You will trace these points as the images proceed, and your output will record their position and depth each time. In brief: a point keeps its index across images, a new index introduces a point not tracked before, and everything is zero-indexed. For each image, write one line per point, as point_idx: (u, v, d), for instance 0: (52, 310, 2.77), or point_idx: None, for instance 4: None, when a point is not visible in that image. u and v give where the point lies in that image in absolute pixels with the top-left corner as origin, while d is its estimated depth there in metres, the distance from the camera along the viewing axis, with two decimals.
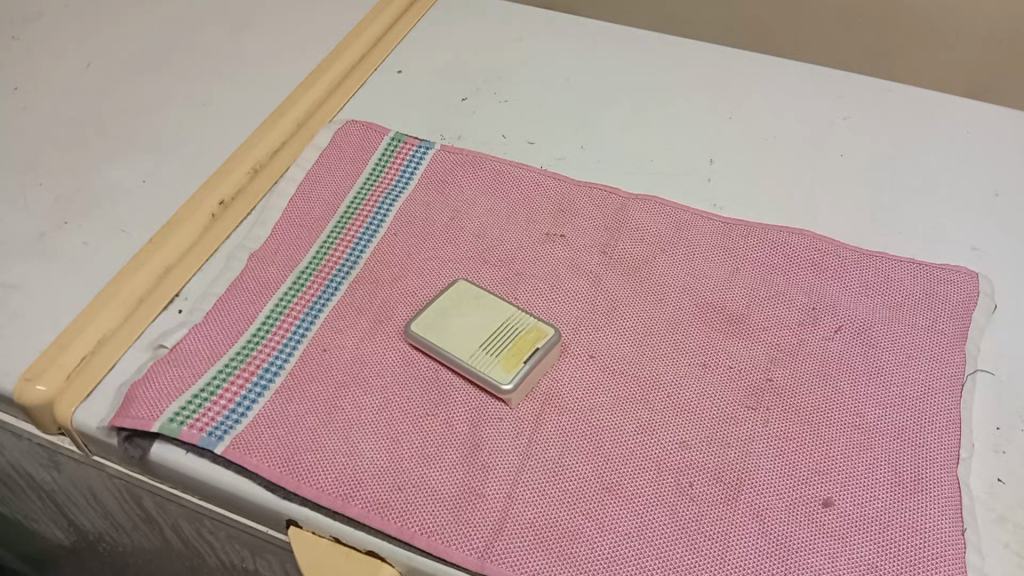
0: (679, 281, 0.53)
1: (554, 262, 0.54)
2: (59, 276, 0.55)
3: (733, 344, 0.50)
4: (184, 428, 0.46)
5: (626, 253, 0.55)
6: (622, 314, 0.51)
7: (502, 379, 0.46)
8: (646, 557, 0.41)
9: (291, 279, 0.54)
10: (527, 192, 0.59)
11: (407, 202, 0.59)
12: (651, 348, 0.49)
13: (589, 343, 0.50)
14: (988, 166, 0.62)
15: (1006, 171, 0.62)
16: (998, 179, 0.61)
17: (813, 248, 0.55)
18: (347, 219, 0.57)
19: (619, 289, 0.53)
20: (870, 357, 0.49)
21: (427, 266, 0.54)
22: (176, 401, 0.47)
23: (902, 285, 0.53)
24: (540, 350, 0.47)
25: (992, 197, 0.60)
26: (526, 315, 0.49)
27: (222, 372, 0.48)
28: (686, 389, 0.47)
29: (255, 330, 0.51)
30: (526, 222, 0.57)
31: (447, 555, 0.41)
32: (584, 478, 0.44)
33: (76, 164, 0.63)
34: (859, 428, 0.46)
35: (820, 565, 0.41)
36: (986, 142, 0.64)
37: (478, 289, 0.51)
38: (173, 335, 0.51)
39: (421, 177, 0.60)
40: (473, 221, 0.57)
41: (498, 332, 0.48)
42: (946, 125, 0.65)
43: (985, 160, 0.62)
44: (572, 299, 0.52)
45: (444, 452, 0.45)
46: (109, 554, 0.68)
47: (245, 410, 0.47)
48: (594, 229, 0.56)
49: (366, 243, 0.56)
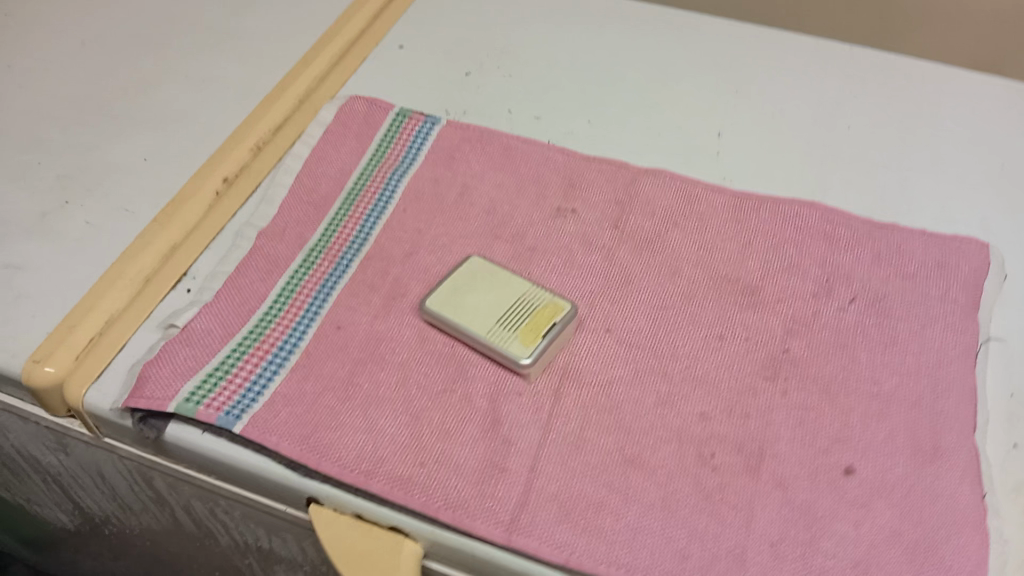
0: (692, 254, 0.53)
1: (566, 237, 0.54)
2: (64, 256, 0.55)
3: (749, 315, 0.50)
4: (200, 407, 0.45)
5: (637, 226, 0.55)
6: (636, 288, 0.51)
7: (519, 356, 0.46)
8: (672, 527, 0.41)
9: (301, 257, 0.53)
10: (536, 167, 0.59)
11: (416, 178, 0.58)
12: (667, 321, 0.49)
13: (605, 317, 0.50)
14: (992, 141, 0.62)
15: (1009, 145, 0.62)
16: (1004, 153, 0.61)
17: (824, 220, 0.55)
18: (356, 197, 0.57)
19: (632, 263, 0.53)
20: (885, 327, 0.49)
21: (439, 242, 0.54)
22: (190, 381, 0.46)
23: (915, 256, 0.53)
24: (558, 324, 0.47)
25: (997, 170, 0.60)
26: (542, 290, 0.49)
27: (236, 351, 0.48)
28: (704, 362, 0.47)
29: (268, 308, 0.50)
30: (536, 198, 0.57)
31: (472, 529, 0.41)
32: (606, 451, 0.44)
33: (74, 142, 0.62)
34: (876, 396, 0.46)
35: (844, 531, 0.41)
36: (989, 118, 0.64)
37: (494, 264, 0.51)
38: (183, 315, 0.51)
39: (428, 153, 0.60)
40: (483, 197, 0.57)
41: (513, 307, 0.48)
42: (950, 100, 0.65)
43: (992, 136, 0.62)
44: (585, 274, 0.52)
45: (463, 428, 0.45)
46: (115, 537, 0.68)
47: (261, 389, 0.46)
48: (605, 203, 0.56)
49: (375, 220, 0.55)
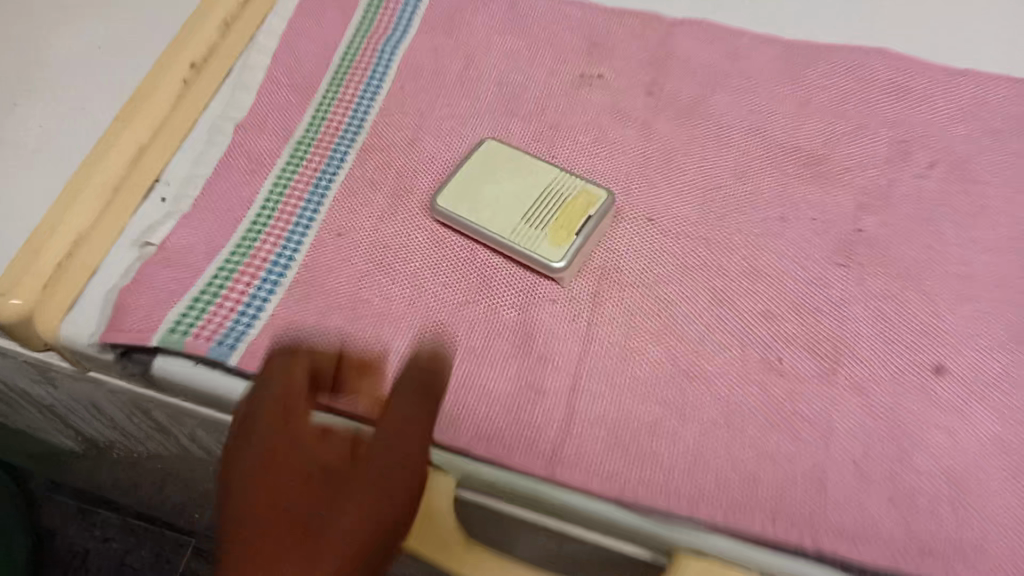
0: (742, 121, 0.45)
1: (592, 110, 0.47)
2: (18, 169, 0.48)
3: (813, 191, 0.43)
4: (189, 338, 0.39)
5: (675, 91, 0.47)
6: (679, 166, 0.44)
7: (548, 258, 0.40)
8: (738, 449, 0.36)
9: (288, 151, 0.46)
10: (551, 26, 0.50)
11: (412, 49, 0.50)
12: (718, 204, 0.43)
13: (646, 202, 0.43)
14: None
15: None
16: None
17: (895, 67, 0.47)
18: (345, 75, 0.49)
19: (672, 137, 0.45)
20: (972, 195, 0.42)
21: (446, 125, 0.46)
22: (175, 307, 0.40)
23: (1003, 106, 0.45)
24: (593, 219, 0.41)
25: None
26: (571, 179, 0.42)
27: (223, 270, 0.42)
28: (764, 251, 0.41)
29: (253, 218, 0.43)
30: (553, 64, 0.48)
31: (511, 462, 0.36)
32: (657, 363, 0.38)
33: (13, 33, 0.53)
34: (967, 278, 0.40)
35: (938, 442, 0.36)
36: None
37: (512, 149, 0.44)
38: (160, 230, 0.44)
39: (424, 18, 0.51)
40: (492, 67, 0.49)
41: (540, 200, 0.42)
42: None
43: None
44: (618, 155, 0.45)
45: (490, 345, 0.39)
46: (124, 458, 0.64)
47: (256, 312, 0.40)
48: (636, 64, 0.48)
49: (370, 102, 0.47)
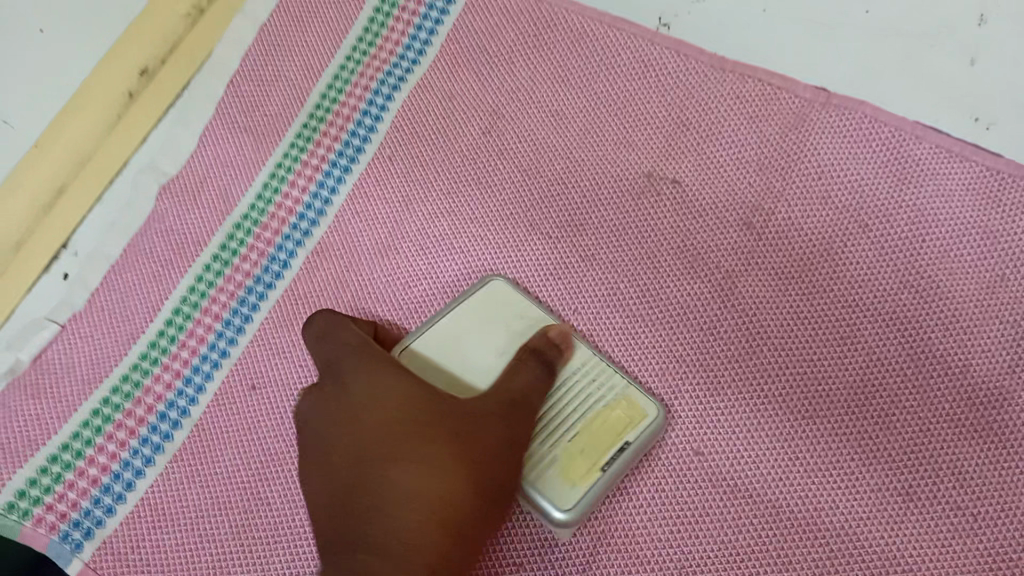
0: (878, 306, 0.29)
1: (649, 235, 0.31)
2: None
3: (969, 459, 0.27)
4: (26, 525, 0.30)
5: (785, 228, 0.30)
6: (760, 369, 0.29)
7: (552, 498, 0.26)
8: None
9: (219, 240, 0.33)
10: (623, 81, 0.33)
11: (416, 92, 0.35)
12: (805, 452, 0.27)
13: (694, 422, 0.28)
14: None
15: None
16: None
17: None
18: (317, 126, 0.34)
19: (762, 315, 0.29)
20: None
21: (434, 232, 0.32)
22: (22, 471, 0.30)
23: None
24: (629, 448, 0.27)
25: None
26: (603, 366, 0.29)
27: (93, 421, 0.31)
28: (860, 555, 0.26)
29: (150, 343, 0.32)
30: (611, 150, 0.33)
31: None
32: None
33: None
34: None
35: None
36: None
37: (531, 304, 0.30)
38: (33, 342, 0.33)
39: (444, 45, 0.35)
40: (520, 141, 0.33)
41: (559, 399, 0.28)
42: None
43: None
44: (673, 330, 0.29)
45: None
46: None
47: (119, 494, 0.30)
48: (731, 168, 0.31)
49: (338, 177, 0.34)
